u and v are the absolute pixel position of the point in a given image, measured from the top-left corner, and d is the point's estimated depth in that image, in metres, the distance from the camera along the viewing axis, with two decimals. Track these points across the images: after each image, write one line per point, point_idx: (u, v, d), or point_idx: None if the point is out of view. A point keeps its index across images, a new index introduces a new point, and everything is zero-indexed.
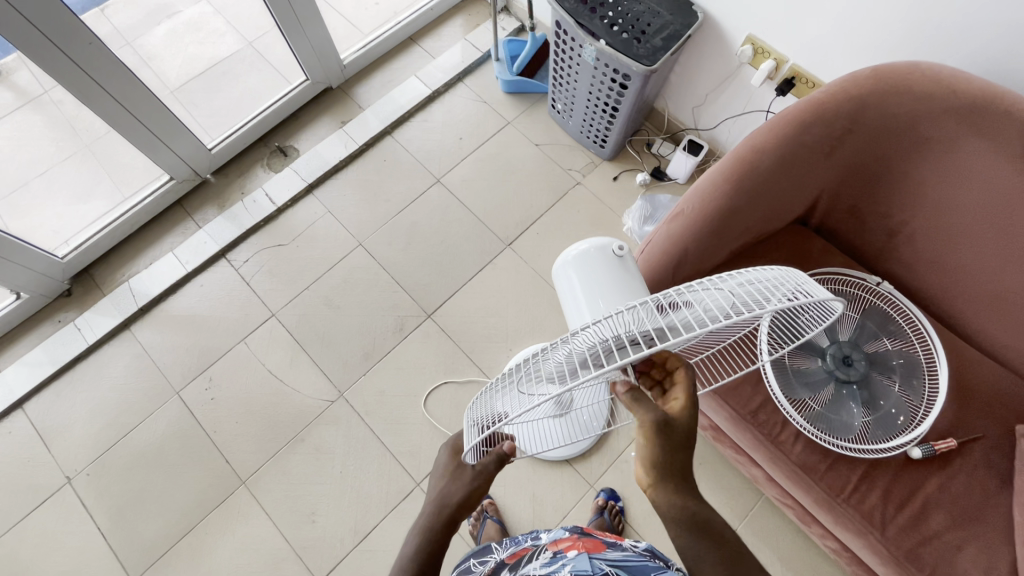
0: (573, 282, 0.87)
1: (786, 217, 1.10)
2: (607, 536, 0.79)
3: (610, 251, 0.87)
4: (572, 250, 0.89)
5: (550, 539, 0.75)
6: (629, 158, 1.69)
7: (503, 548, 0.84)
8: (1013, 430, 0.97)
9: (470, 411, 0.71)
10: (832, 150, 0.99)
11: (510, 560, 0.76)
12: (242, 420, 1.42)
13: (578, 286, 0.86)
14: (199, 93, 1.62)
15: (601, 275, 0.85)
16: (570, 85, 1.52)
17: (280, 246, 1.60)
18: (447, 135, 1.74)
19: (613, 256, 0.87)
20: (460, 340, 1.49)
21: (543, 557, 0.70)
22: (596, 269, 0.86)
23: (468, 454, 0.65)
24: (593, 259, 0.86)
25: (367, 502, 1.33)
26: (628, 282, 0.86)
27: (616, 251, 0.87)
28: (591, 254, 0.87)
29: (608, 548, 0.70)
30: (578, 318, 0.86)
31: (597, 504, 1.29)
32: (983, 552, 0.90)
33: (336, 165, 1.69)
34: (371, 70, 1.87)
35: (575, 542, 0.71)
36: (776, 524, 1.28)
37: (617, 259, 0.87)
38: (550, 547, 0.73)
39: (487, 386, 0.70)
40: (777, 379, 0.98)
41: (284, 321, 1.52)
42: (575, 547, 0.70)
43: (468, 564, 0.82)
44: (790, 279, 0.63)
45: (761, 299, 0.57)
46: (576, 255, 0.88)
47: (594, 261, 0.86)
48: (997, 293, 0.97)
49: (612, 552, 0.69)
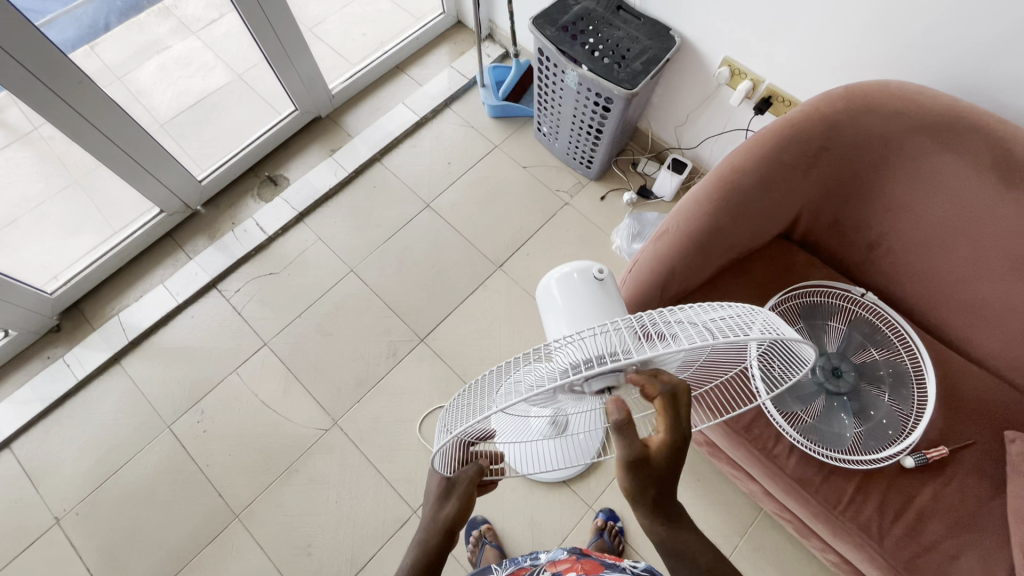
0: (556, 306, 0.87)
1: (769, 233, 1.12)
2: (605, 558, 0.78)
3: (591, 274, 0.88)
4: (554, 274, 0.89)
5: (549, 559, 0.75)
6: (615, 177, 1.72)
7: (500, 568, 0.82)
8: (1002, 436, 0.98)
9: (441, 416, 0.69)
10: (806, 168, 1.02)
11: None
12: (235, 452, 1.40)
13: (560, 310, 0.86)
14: (189, 125, 1.64)
15: (579, 301, 0.86)
16: (555, 109, 1.55)
17: (271, 275, 1.60)
18: (436, 160, 1.76)
19: (594, 280, 0.88)
20: (454, 364, 1.49)
21: None
22: (578, 294, 0.86)
23: (437, 462, 0.64)
24: (576, 283, 0.87)
25: (363, 532, 1.31)
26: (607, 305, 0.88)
27: (597, 275, 0.88)
28: (573, 276, 0.88)
29: (606, 569, 0.71)
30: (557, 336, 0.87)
31: (597, 524, 1.28)
32: (979, 559, 0.90)
33: (326, 193, 1.71)
34: (359, 99, 1.90)
35: (574, 565, 0.72)
36: (775, 538, 1.27)
37: (598, 282, 0.88)
38: (549, 567, 0.73)
39: (460, 395, 0.68)
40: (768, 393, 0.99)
41: (277, 350, 1.51)
42: (574, 568, 0.71)
43: None
44: (762, 314, 0.65)
45: (734, 329, 0.58)
46: (559, 279, 0.88)
47: (577, 285, 0.87)
48: (979, 301, 0.99)
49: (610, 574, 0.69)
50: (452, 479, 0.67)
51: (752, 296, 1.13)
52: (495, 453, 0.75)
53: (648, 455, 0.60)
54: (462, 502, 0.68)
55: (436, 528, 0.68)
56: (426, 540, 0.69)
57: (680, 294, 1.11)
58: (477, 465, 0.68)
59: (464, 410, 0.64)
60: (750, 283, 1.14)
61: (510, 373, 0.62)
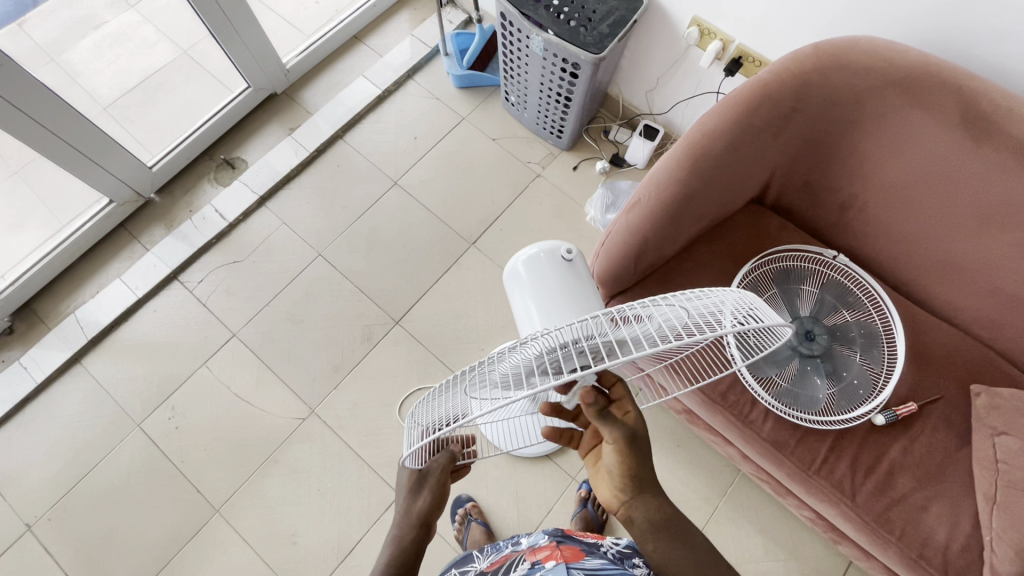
0: (523, 290, 0.85)
1: (741, 199, 1.11)
2: (586, 537, 0.79)
3: (559, 256, 0.86)
4: (522, 255, 0.87)
5: (529, 546, 0.74)
6: (586, 147, 1.68)
7: (485, 554, 0.82)
8: (968, 389, 1.01)
9: (413, 415, 0.68)
10: (779, 132, 0.99)
11: (490, 568, 0.74)
12: (210, 446, 1.37)
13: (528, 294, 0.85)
14: (134, 108, 1.54)
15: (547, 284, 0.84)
16: (521, 76, 1.49)
17: (235, 263, 1.54)
18: (401, 135, 1.70)
19: (562, 262, 0.86)
20: (431, 345, 1.47)
21: (522, 568, 0.68)
22: (544, 276, 0.85)
23: (405, 458, 0.63)
24: (543, 264, 0.85)
25: (348, 517, 1.31)
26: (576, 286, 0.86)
27: (565, 256, 0.86)
28: (541, 258, 0.85)
29: (586, 556, 0.69)
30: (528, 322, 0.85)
31: (581, 495, 1.29)
32: (945, 507, 0.94)
33: (287, 174, 1.63)
34: (317, 74, 1.80)
35: (554, 552, 0.69)
36: (753, 497, 1.31)
37: (566, 263, 0.87)
38: (528, 557, 0.71)
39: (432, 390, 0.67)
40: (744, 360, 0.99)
41: (246, 340, 1.46)
42: (554, 556, 0.68)
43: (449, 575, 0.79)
44: (738, 302, 0.64)
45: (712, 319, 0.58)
46: (526, 260, 0.86)
47: (546, 267, 0.85)
48: (947, 258, 1.00)
49: (590, 561, 0.67)
50: (424, 470, 0.67)
51: (725, 263, 1.11)
52: (464, 436, 0.72)
53: (635, 428, 0.64)
54: (438, 492, 0.67)
55: (410, 522, 0.66)
56: (402, 535, 0.66)
57: (654, 266, 1.09)
58: (449, 453, 0.67)
59: (436, 408, 0.63)
60: (724, 250, 1.12)
61: (483, 365, 0.61)
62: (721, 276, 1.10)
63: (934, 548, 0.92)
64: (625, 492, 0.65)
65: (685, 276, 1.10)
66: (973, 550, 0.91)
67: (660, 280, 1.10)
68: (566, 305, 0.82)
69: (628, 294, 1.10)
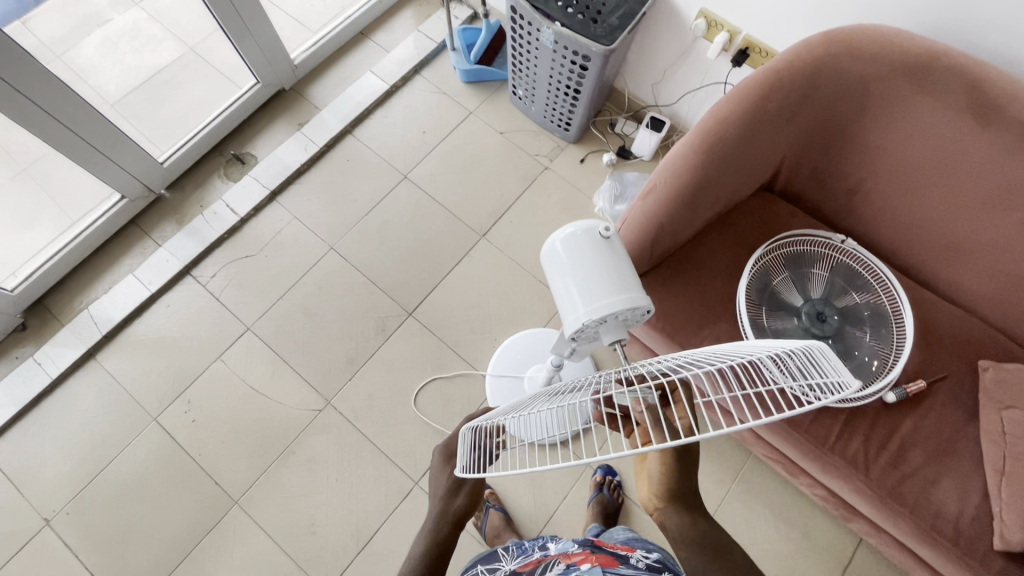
0: (560, 275, 0.71)
1: (752, 185, 1.13)
2: (619, 546, 0.77)
3: (597, 233, 0.73)
4: (555, 235, 0.74)
5: (560, 551, 0.74)
6: (593, 139, 1.70)
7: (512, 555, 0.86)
8: (975, 366, 1.04)
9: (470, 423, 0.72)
10: (789, 118, 1.02)
11: (524, 569, 0.75)
12: (228, 439, 1.37)
13: (567, 278, 0.70)
14: (143, 104, 1.54)
15: (587, 264, 0.70)
16: (530, 70, 1.51)
17: (247, 257, 1.55)
18: (409, 129, 1.71)
19: (601, 240, 0.72)
20: (444, 336, 1.48)
21: (557, 570, 0.69)
22: (582, 256, 0.71)
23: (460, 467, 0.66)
24: (581, 244, 0.72)
25: (367, 506, 1.32)
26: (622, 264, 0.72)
27: (603, 232, 0.73)
28: (577, 237, 0.72)
29: (621, 564, 0.69)
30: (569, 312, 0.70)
31: (596, 480, 1.31)
32: (955, 479, 0.97)
33: (297, 169, 1.64)
34: (324, 69, 1.81)
35: (589, 556, 0.69)
36: (765, 479, 1.34)
37: (605, 242, 0.72)
38: (563, 559, 0.71)
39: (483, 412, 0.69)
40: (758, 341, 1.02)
41: (261, 334, 1.47)
42: (588, 559, 0.68)
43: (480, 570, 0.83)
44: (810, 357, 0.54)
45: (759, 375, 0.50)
46: (562, 241, 0.73)
47: (584, 246, 0.71)
48: (954, 239, 1.03)
49: (626, 569, 0.67)
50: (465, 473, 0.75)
51: (737, 248, 1.14)
52: None
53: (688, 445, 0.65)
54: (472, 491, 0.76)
55: (445, 516, 0.75)
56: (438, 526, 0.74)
57: (669, 252, 1.11)
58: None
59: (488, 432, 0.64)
60: (736, 235, 1.15)
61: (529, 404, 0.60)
62: (733, 260, 1.13)
63: (946, 519, 0.95)
64: (665, 501, 0.68)
65: (699, 262, 1.12)
66: (983, 520, 0.95)
67: (675, 266, 1.12)
68: (611, 285, 0.68)
69: (643, 280, 1.12)
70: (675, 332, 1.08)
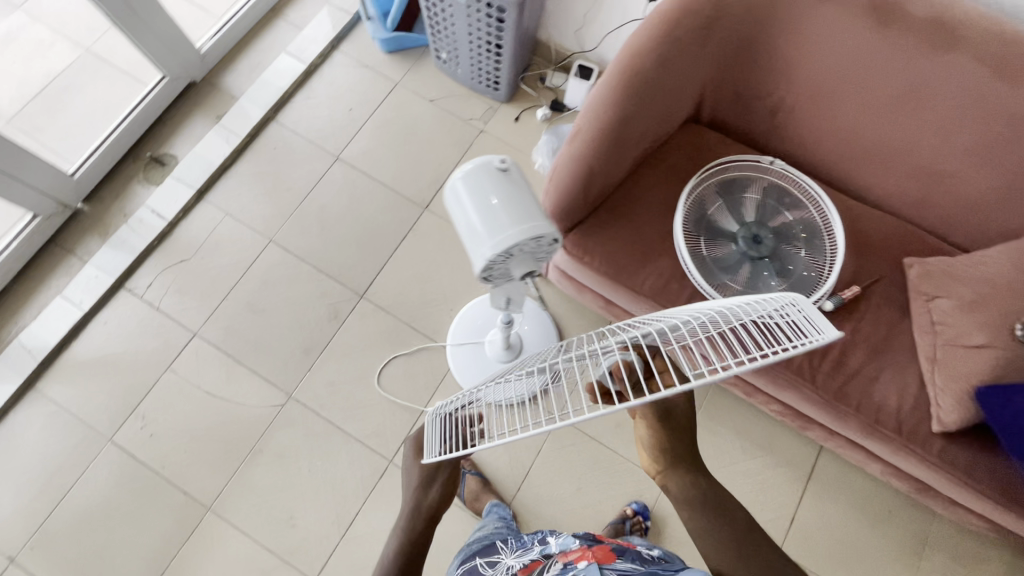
0: (464, 215, 0.70)
1: (677, 118, 1.13)
2: (618, 539, 0.80)
3: (492, 167, 0.72)
4: (454, 176, 0.72)
5: (561, 551, 0.76)
6: (525, 96, 1.67)
7: (510, 548, 0.91)
8: (904, 265, 1.08)
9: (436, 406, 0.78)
10: (704, 46, 1.02)
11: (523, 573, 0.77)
12: (191, 448, 1.34)
13: (470, 217, 0.69)
14: (41, 114, 1.44)
15: (488, 198, 0.69)
16: (448, 31, 1.47)
17: (183, 262, 1.48)
18: (335, 108, 1.65)
19: (498, 173, 0.72)
20: (400, 313, 1.46)
21: (555, 570, 0.72)
22: (481, 191, 0.69)
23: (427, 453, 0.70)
24: (478, 180, 0.70)
25: (345, 491, 1.32)
26: (522, 195, 0.71)
27: (499, 166, 0.72)
28: (475, 174, 0.71)
29: (618, 558, 0.71)
30: (478, 249, 0.68)
31: (623, 512, 1.31)
32: (893, 373, 1.02)
33: (222, 164, 1.57)
34: (236, 55, 1.71)
35: (586, 552, 0.72)
36: (728, 404, 1.39)
37: (503, 175, 0.72)
38: (561, 558, 0.74)
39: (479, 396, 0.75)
40: (699, 269, 1.03)
41: (209, 338, 1.42)
42: (585, 556, 0.71)
43: (477, 564, 0.87)
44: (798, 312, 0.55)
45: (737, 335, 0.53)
46: (461, 180, 0.71)
47: (481, 182, 0.70)
48: (872, 145, 1.06)
49: (622, 563, 0.70)
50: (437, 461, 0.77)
51: (671, 183, 1.14)
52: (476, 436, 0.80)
53: (671, 404, 0.67)
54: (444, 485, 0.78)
55: (418, 514, 0.76)
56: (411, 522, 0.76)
57: (603, 195, 1.10)
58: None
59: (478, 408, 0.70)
60: (668, 170, 1.15)
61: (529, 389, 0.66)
62: (668, 195, 1.13)
63: (889, 412, 1.01)
64: (663, 466, 0.69)
65: (635, 201, 1.13)
66: (921, 407, 1.00)
67: (612, 208, 1.12)
68: (514, 213, 0.68)
69: (582, 227, 1.11)
70: (617, 274, 1.09)
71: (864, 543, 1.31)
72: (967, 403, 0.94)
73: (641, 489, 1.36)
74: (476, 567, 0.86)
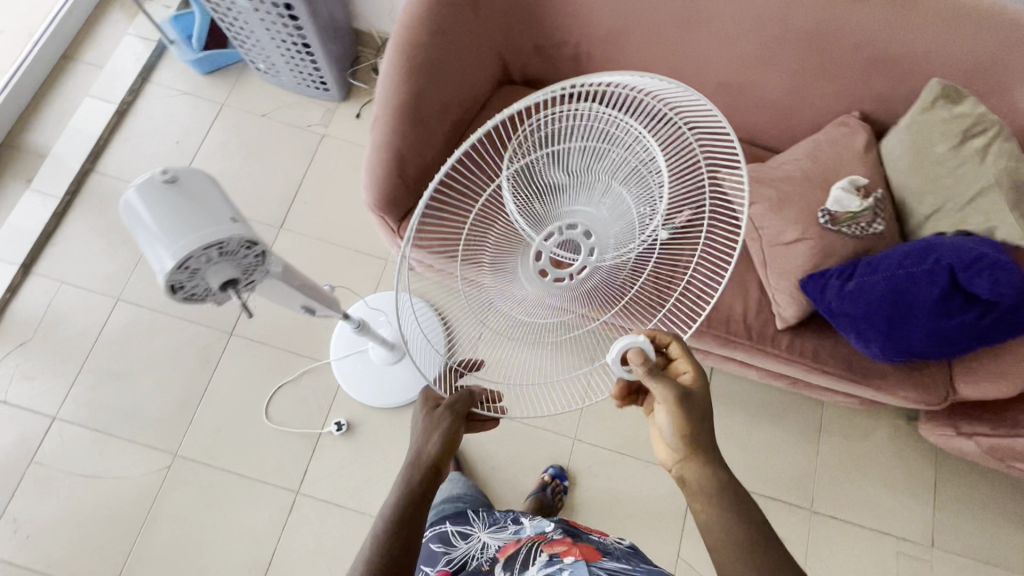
0: (143, 235, 0.68)
1: (484, 83, 1.10)
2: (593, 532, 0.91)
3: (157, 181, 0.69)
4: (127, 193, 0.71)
5: (548, 540, 0.83)
6: (361, 90, 1.61)
7: (482, 519, 1.00)
8: None
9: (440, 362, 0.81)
10: (476, 3, 1.00)
11: (510, 550, 0.85)
12: (77, 536, 1.24)
13: (144, 235, 0.68)
14: None
15: (159, 213, 0.68)
16: (252, 40, 1.39)
17: (23, 344, 1.36)
18: (160, 144, 1.53)
19: (163, 185, 0.69)
20: (276, 341, 1.40)
21: (541, 559, 0.78)
22: (149, 206, 0.68)
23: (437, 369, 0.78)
24: (145, 197, 0.69)
25: (255, 535, 1.26)
26: (195, 201, 0.70)
27: (163, 177, 0.69)
28: (139, 192, 0.69)
29: (603, 556, 0.78)
30: (162, 267, 0.68)
31: (543, 480, 1.31)
32: (735, 283, 1.06)
33: (44, 230, 1.43)
34: (34, 109, 1.56)
35: (572, 548, 0.78)
36: None
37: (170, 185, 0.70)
38: (546, 548, 0.80)
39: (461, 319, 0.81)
40: None
41: (71, 417, 1.31)
42: (572, 551, 0.77)
43: (450, 529, 0.97)
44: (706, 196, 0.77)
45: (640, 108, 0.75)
46: (129, 199, 0.69)
47: (147, 198, 0.68)
48: (671, 70, 1.08)
49: (608, 562, 0.76)
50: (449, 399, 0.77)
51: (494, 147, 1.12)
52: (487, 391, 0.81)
53: (690, 390, 0.68)
54: (448, 433, 0.74)
55: (422, 461, 0.73)
56: (418, 465, 0.73)
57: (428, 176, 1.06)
58: (465, 393, 0.78)
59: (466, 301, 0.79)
60: None
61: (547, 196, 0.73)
62: None
63: (737, 321, 1.05)
64: (682, 455, 0.67)
65: None
66: (764, 309, 1.05)
67: None
68: (182, 222, 0.67)
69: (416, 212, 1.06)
70: None
71: (767, 444, 1.38)
72: (797, 295, 0.99)
73: (555, 449, 1.37)
74: (448, 536, 0.95)
